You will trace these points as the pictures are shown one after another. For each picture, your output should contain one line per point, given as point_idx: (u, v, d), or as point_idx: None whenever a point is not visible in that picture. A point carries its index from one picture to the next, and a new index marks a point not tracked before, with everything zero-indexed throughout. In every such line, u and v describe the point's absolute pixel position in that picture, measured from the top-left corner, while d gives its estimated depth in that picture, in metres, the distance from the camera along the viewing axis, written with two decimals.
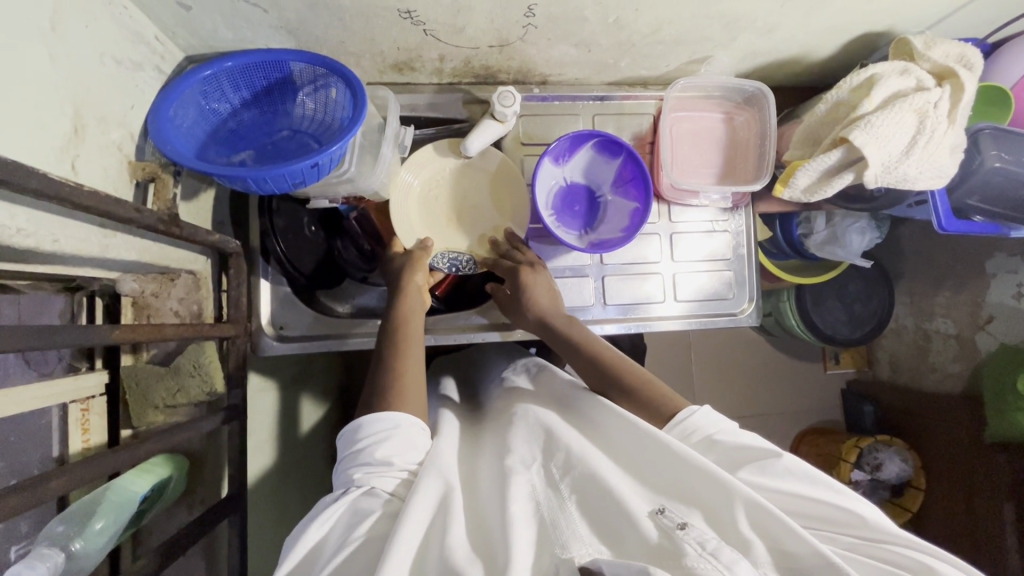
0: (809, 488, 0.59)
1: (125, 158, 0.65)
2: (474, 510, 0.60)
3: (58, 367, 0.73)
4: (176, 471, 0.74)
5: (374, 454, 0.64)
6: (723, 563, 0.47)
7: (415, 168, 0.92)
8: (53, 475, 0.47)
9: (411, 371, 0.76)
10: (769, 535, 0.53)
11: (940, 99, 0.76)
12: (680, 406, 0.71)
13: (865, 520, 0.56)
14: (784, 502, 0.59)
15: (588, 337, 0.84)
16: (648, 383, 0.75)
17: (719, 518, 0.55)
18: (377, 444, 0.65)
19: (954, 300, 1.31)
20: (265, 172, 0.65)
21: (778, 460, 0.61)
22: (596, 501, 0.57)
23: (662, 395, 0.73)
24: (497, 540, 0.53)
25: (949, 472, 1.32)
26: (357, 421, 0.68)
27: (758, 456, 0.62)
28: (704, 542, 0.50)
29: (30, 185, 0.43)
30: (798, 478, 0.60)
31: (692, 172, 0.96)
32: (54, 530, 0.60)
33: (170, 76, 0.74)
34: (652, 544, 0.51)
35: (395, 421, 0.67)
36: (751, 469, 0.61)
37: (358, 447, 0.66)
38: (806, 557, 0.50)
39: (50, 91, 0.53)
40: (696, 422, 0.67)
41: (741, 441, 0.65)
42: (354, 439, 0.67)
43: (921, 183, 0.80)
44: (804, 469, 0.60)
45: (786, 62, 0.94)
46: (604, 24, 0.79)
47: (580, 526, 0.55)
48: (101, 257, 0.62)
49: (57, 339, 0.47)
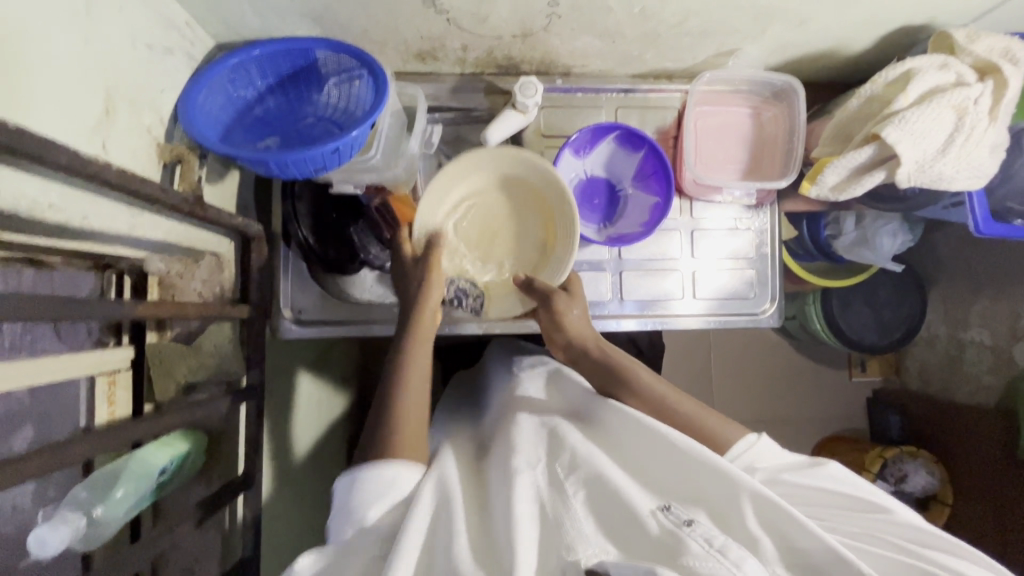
0: (834, 487, 0.61)
1: (153, 140, 0.67)
2: (481, 506, 0.61)
3: (87, 341, 0.73)
4: (196, 445, 0.77)
5: (367, 513, 0.60)
6: (731, 561, 0.48)
7: (464, 165, 0.86)
8: (76, 441, 0.48)
9: (411, 392, 0.73)
10: (777, 531, 0.53)
11: (981, 95, 0.73)
12: (714, 437, 0.68)
13: (886, 515, 0.58)
14: (821, 501, 0.61)
15: (615, 355, 0.80)
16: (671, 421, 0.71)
17: (726, 516, 0.55)
18: (375, 494, 0.61)
19: (991, 310, 1.26)
20: (286, 155, 0.67)
21: (817, 467, 0.63)
22: (603, 500, 0.57)
23: (687, 425, 0.70)
24: (501, 545, 0.54)
25: (979, 487, 1.27)
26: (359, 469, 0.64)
27: (801, 464, 0.64)
28: (711, 539, 0.50)
29: (59, 160, 0.44)
30: (836, 482, 0.62)
31: (716, 168, 0.94)
32: (80, 495, 0.62)
33: (200, 62, 0.76)
34: (659, 543, 0.51)
35: (394, 474, 0.63)
36: (793, 472, 0.63)
37: (356, 493, 0.62)
38: (816, 552, 0.51)
39: (81, 72, 0.55)
40: (753, 455, 0.65)
41: (789, 458, 0.65)
42: (351, 489, 0.63)
43: (956, 184, 0.77)
44: (842, 476, 0.63)
45: (819, 57, 0.91)
46: (629, 14, 0.78)
47: (586, 525, 0.55)
48: (127, 235, 0.64)
49: (82, 310, 0.49)
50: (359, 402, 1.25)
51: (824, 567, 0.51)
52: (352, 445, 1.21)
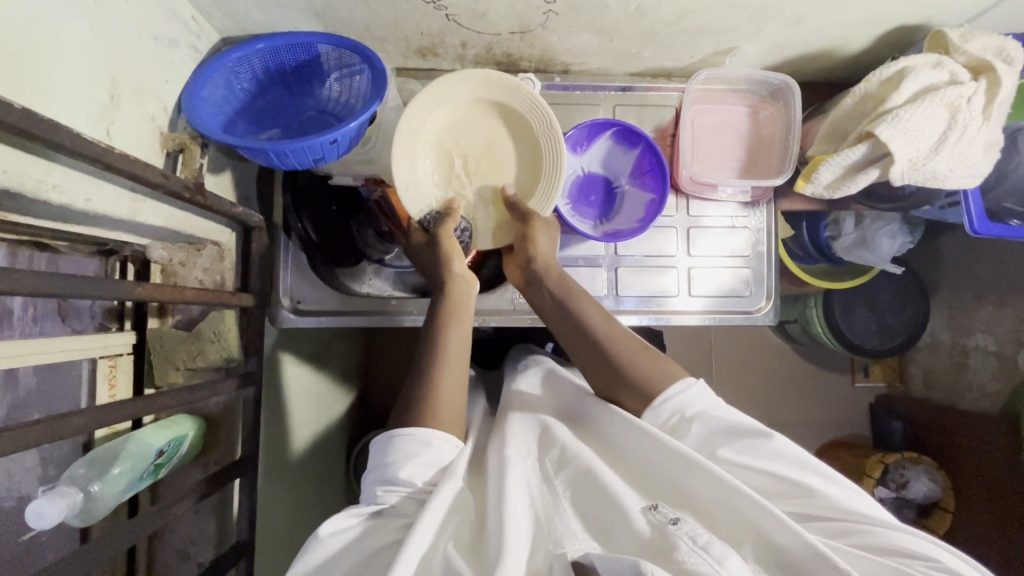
0: (777, 468, 0.60)
1: (157, 128, 0.69)
2: (477, 500, 0.62)
3: (90, 324, 0.77)
4: (193, 429, 0.78)
5: (398, 473, 0.61)
6: (713, 558, 0.47)
7: (442, 87, 0.82)
8: (74, 415, 0.50)
9: (451, 364, 0.73)
10: (757, 529, 0.53)
11: (974, 93, 0.73)
12: (648, 385, 0.70)
13: (835, 503, 0.57)
14: (769, 484, 0.60)
15: (570, 289, 0.81)
16: (614, 371, 0.73)
17: (708, 513, 0.56)
18: (404, 457, 0.62)
19: (995, 316, 1.25)
20: (285, 145, 0.69)
21: (757, 445, 0.61)
22: (591, 495, 0.58)
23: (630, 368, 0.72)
24: (491, 525, 0.56)
25: (982, 494, 1.26)
26: (389, 433, 0.65)
27: (746, 438, 0.62)
28: (697, 536, 0.50)
29: (63, 141, 0.46)
30: (786, 462, 0.60)
31: (713, 165, 0.94)
32: (77, 472, 0.65)
33: (204, 55, 0.78)
34: (646, 540, 0.52)
35: (426, 438, 0.64)
36: (729, 447, 0.62)
37: (385, 459, 0.63)
38: (797, 549, 0.50)
39: (86, 60, 0.57)
40: (688, 399, 0.67)
41: (730, 422, 0.64)
42: (385, 451, 0.64)
43: (950, 182, 0.78)
44: (793, 455, 0.60)
45: (816, 56, 0.92)
46: (625, 11, 0.79)
47: (574, 522, 0.57)
48: (130, 219, 0.66)
49: (84, 289, 0.50)
50: (359, 396, 1.26)
51: (804, 565, 0.49)
52: (352, 439, 1.22)
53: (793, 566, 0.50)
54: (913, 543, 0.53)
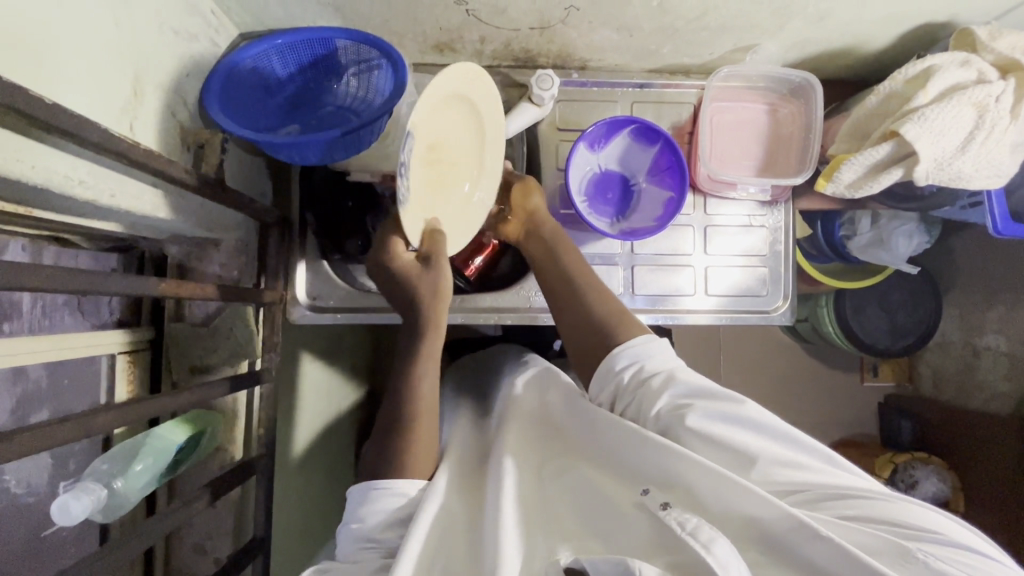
0: (749, 436, 0.58)
1: (178, 124, 0.69)
2: (470, 517, 0.62)
3: (109, 319, 0.81)
4: (210, 426, 0.79)
5: (375, 531, 0.62)
6: (701, 543, 0.48)
7: (460, 75, 0.66)
8: (100, 412, 0.50)
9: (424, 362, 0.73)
10: (741, 511, 0.53)
11: (1003, 92, 0.72)
12: (614, 335, 0.71)
13: (812, 467, 0.57)
14: (751, 446, 0.58)
15: (558, 236, 0.83)
16: (588, 322, 0.74)
17: (697, 500, 0.55)
18: (381, 514, 0.63)
19: (1008, 317, 1.24)
20: (304, 139, 0.68)
21: (729, 411, 0.59)
22: (583, 502, 0.60)
23: (604, 318, 0.73)
24: (487, 530, 0.57)
25: (992, 495, 1.26)
26: (365, 482, 0.65)
27: (717, 403, 0.61)
28: (685, 521, 0.51)
29: (90, 136, 0.45)
30: (760, 425, 0.58)
31: (732, 164, 0.93)
32: (100, 467, 0.64)
33: (222, 50, 0.77)
34: (639, 529, 0.55)
35: (404, 490, 0.64)
36: (695, 416, 0.60)
37: (360, 513, 0.63)
38: (776, 523, 0.51)
39: (110, 55, 0.56)
40: (649, 353, 0.68)
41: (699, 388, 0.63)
42: (361, 504, 0.64)
43: (976, 182, 0.77)
44: (767, 423, 0.58)
45: (837, 54, 0.91)
46: (647, 7, 0.78)
47: (568, 525, 0.58)
48: (152, 215, 0.65)
49: (109, 286, 0.50)
50: (370, 392, 1.26)
51: (790, 540, 0.50)
52: (359, 436, 1.21)
53: (780, 540, 0.51)
54: (892, 507, 0.53)
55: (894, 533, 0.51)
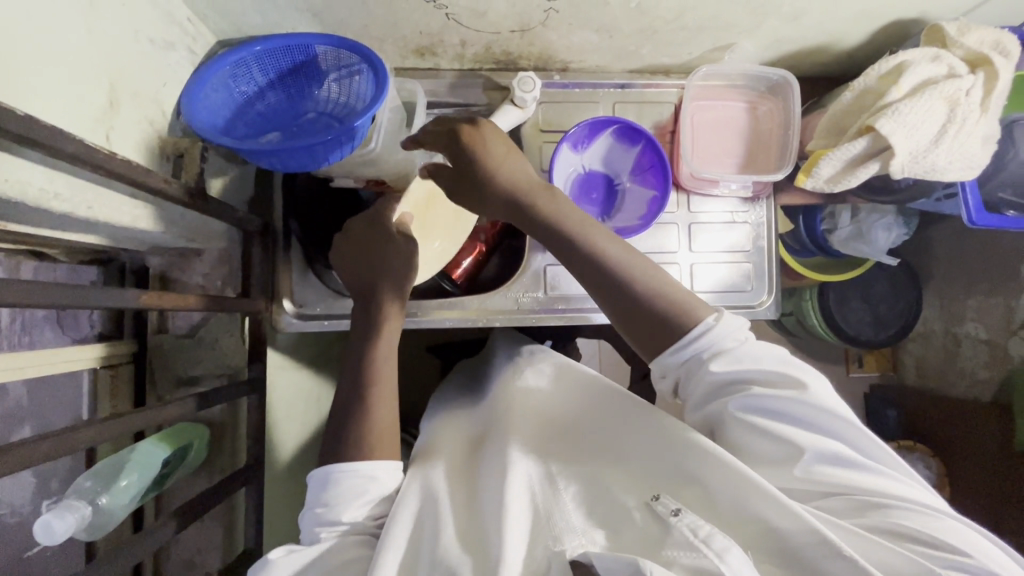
0: (801, 428, 0.58)
1: (155, 133, 0.68)
2: (470, 512, 0.62)
3: (89, 333, 0.79)
4: (197, 438, 0.78)
5: (341, 516, 0.62)
6: (714, 551, 0.48)
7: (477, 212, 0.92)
8: (82, 427, 0.49)
9: (385, 352, 0.73)
10: (761, 518, 0.53)
11: (973, 86, 0.75)
12: (670, 325, 0.63)
13: (857, 462, 0.57)
14: (801, 437, 0.57)
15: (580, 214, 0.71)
16: (639, 312, 0.65)
17: (715, 506, 0.56)
18: (345, 497, 0.62)
19: (985, 305, 1.27)
20: (287, 146, 0.68)
21: (787, 397, 0.58)
22: (595, 497, 0.59)
23: (652, 301, 0.64)
24: (488, 530, 0.57)
25: (976, 479, 1.28)
26: (326, 464, 0.65)
27: (779, 390, 0.59)
28: (698, 528, 0.51)
29: (66, 148, 0.45)
30: (818, 416, 0.58)
31: (713, 161, 0.95)
32: (83, 485, 0.63)
33: (201, 58, 0.77)
34: (646, 535, 0.53)
35: (373, 470, 0.64)
36: (743, 403, 0.59)
37: (323, 497, 0.63)
38: (798, 536, 0.51)
39: (84, 66, 0.55)
40: (712, 339, 0.62)
41: (744, 369, 0.61)
42: (326, 488, 0.63)
43: (949, 175, 0.78)
44: (826, 413, 0.58)
45: (812, 51, 0.92)
46: (625, 8, 0.79)
47: (576, 516, 0.57)
48: (131, 227, 0.64)
49: (89, 299, 0.49)
50: None
51: (805, 551, 0.51)
52: None
53: (796, 553, 0.51)
54: (929, 522, 0.53)
55: (923, 544, 0.52)
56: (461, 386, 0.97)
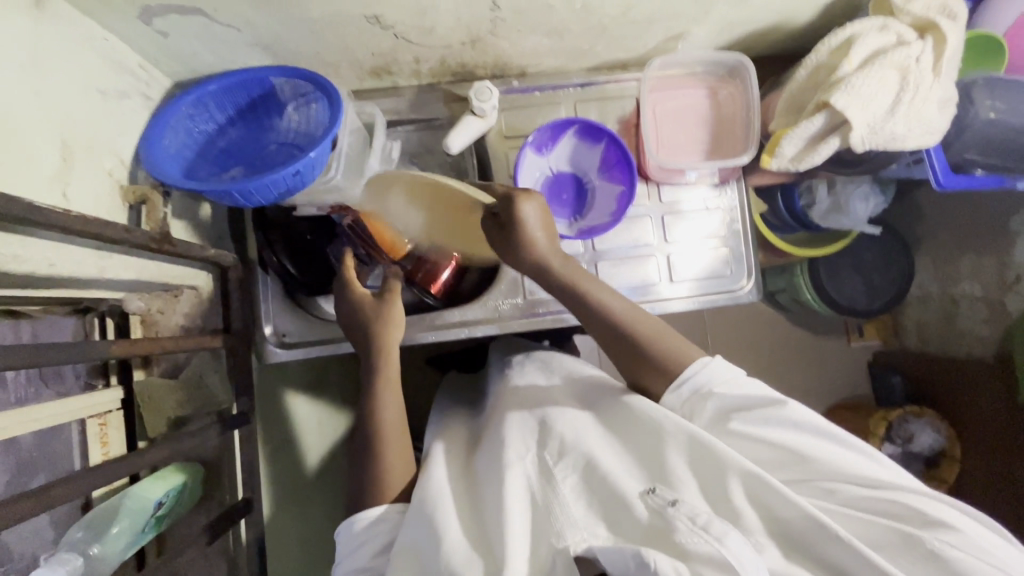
0: (787, 435, 0.59)
1: (116, 182, 0.69)
2: (472, 515, 0.63)
3: (75, 385, 0.80)
4: (193, 476, 0.80)
5: (367, 560, 0.66)
6: (713, 536, 0.49)
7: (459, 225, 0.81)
8: (64, 480, 0.50)
9: (387, 401, 0.76)
10: (761, 504, 0.54)
11: (922, 52, 0.74)
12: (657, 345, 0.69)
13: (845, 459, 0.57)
14: (783, 450, 0.59)
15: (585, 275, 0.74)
16: (636, 349, 0.70)
17: (712, 491, 0.56)
18: (367, 542, 0.67)
19: (979, 263, 1.26)
20: (248, 182, 0.69)
21: (764, 420, 0.60)
22: (596, 488, 0.58)
23: (647, 340, 0.69)
24: (492, 535, 0.58)
25: (987, 439, 1.27)
26: (349, 519, 0.69)
27: (761, 408, 0.62)
28: (696, 516, 0.52)
29: (17, 213, 0.45)
30: (797, 427, 0.60)
31: (679, 151, 0.95)
32: (75, 535, 0.65)
33: (158, 102, 0.78)
34: (647, 525, 0.54)
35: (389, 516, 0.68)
36: (740, 421, 0.61)
37: (351, 546, 0.67)
38: (795, 518, 0.52)
39: (35, 127, 0.57)
40: (701, 380, 0.65)
41: (739, 397, 0.63)
42: (351, 535, 0.68)
43: (911, 141, 0.78)
44: (809, 424, 0.59)
45: (767, 31, 0.92)
46: (571, 10, 0.79)
47: (575, 509, 0.57)
48: (99, 277, 0.66)
49: (65, 355, 0.50)
50: None
51: (808, 537, 0.52)
52: None
53: (796, 536, 0.52)
54: (920, 502, 0.53)
55: (911, 524, 0.52)
56: (461, 393, 0.98)
